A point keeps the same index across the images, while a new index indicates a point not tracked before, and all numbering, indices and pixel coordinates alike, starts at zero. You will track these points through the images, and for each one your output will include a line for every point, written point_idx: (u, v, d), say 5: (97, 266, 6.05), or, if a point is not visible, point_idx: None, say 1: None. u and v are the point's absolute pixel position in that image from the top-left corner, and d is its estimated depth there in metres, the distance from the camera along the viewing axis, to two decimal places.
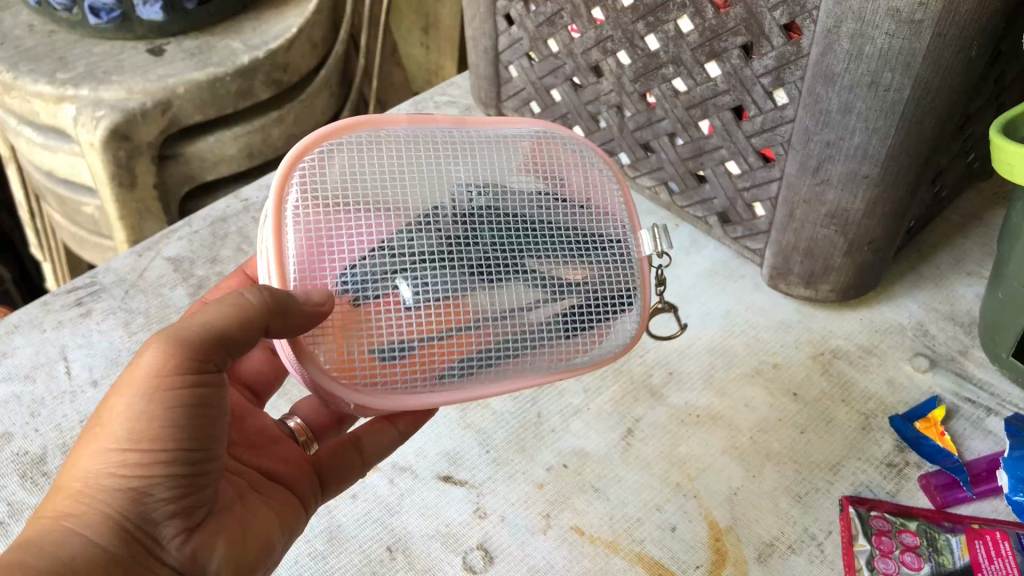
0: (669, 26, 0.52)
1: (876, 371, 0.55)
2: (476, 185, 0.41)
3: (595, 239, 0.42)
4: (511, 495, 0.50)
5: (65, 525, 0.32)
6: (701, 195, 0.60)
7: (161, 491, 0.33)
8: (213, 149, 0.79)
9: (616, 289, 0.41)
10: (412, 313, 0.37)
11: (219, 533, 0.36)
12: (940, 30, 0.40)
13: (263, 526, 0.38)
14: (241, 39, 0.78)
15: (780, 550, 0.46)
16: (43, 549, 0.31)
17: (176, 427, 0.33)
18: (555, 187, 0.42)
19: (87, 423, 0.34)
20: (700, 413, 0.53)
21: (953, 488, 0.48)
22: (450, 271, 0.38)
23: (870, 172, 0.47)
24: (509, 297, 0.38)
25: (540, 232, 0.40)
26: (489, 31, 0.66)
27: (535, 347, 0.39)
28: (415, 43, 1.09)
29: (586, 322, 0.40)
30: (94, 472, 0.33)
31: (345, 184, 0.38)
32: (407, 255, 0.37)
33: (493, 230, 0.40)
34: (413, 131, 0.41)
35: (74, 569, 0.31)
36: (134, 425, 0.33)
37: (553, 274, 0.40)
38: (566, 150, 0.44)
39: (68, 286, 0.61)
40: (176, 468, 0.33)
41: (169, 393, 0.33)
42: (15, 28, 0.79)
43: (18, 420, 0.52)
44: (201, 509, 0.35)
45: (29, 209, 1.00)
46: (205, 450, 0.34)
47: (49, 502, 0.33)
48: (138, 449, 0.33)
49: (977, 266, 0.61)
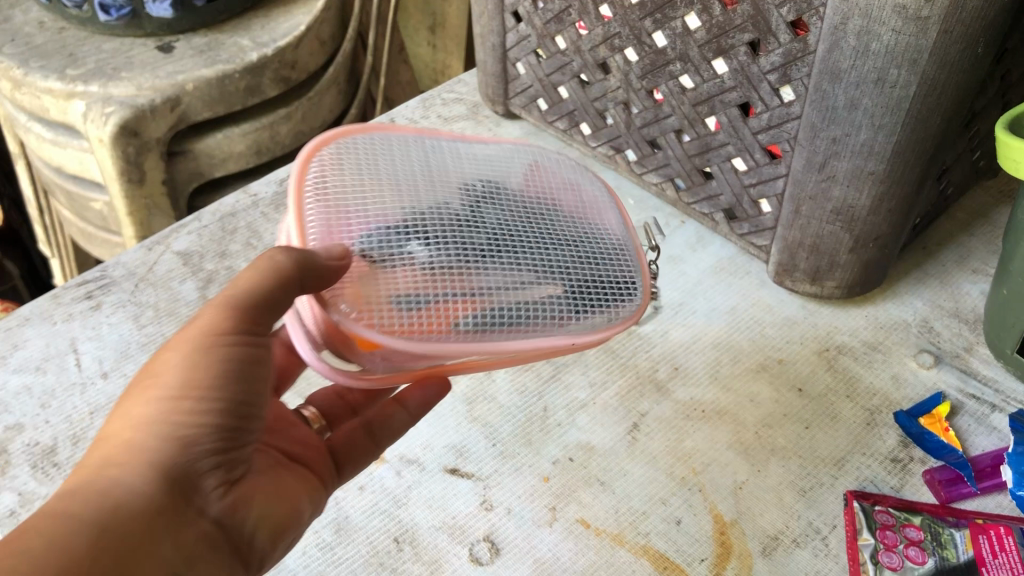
0: (677, 23, 0.52)
1: (880, 367, 0.55)
2: (479, 184, 0.42)
3: (592, 237, 0.43)
4: (517, 487, 0.50)
5: (111, 474, 0.33)
6: (708, 192, 0.60)
7: (207, 443, 0.34)
8: (222, 146, 0.80)
9: (617, 277, 0.42)
10: (427, 271, 0.37)
11: (253, 493, 0.37)
12: (947, 27, 0.40)
13: (295, 493, 0.40)
14: (250, 36, 0.79)
15: (785, 543, 0.47)
16: (90, 497, 0.32)
17: (227, 381, 0.35)
18: (550, 195, 0.44)
19: (138, 376, 0.35)
20: (706, 407, 0.53)
21: (957, 483, 0.48)
22: (460, 242, 0.38)
23: (876, 169, 0.48)
24: (517, 268, 0.39)
25: (538, 223, 0.42)
26: (496, 28, 0.67)
27: (546, 315, 0.39)
28: (422, 42, 1.09)
29: (593, 300, 0.40)
30: (143, 423, 0.34)
31: (357, 169, 0.39)
32: (419, 224, 0.38)
33: (497, 217, 0.41)
34: (417, 140, 0.44)
35: (122, 514, 0.32)
36: (188, 376, 0.34)
37: (556, 257, 0.41)
38: (556, 166, 0.47)
39: (78, 280, 0.61)
40: (223, 421, 0.35)
41: (222, 350, 0.35)
42: (25, 25, 0.80)
43: (29, 411, 0.53)
44: (239, 467, 0.37)
45: (37, 205, 1.01)
46: (250, 407, 0.36)
47: (96, 451, 0.34)
48: (188, 399, 0.34)
49: (982, 264, 0.61)
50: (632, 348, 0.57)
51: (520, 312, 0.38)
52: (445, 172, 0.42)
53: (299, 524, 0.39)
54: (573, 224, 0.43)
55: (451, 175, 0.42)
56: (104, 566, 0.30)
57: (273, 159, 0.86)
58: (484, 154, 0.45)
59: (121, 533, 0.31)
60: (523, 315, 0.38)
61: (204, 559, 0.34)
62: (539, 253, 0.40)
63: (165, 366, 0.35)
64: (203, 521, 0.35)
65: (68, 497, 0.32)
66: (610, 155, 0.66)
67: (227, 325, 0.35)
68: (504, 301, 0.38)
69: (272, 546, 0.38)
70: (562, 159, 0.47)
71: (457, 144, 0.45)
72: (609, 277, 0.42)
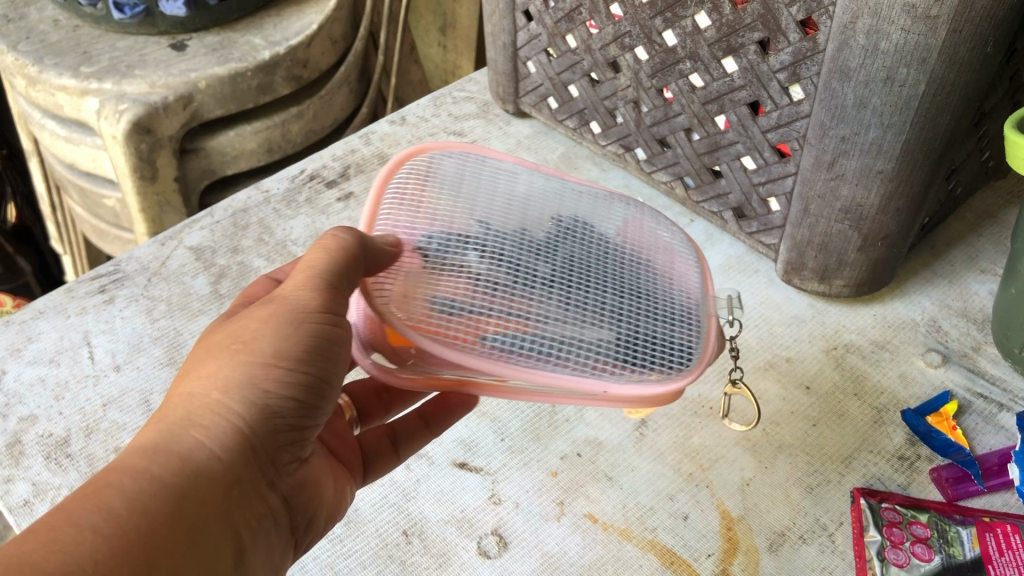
0: (687, 22, 0.52)
1: (888, 366, 0.55)
2: (564, 219, 0.44)
3: (665, 296, 0.42)
4: (525, 482, 0.50)
5: (192, 435, 0.33)
6: (717, 190, 0.60)
7: (286, 418, 0.35)
8: (234, 144, 0.80)
9: (676, 342, 0.40)
10: (474, 285, 0.39)
11: (311, 473, 0.39)
12: (956, 25, 0.40)
13: (338, 481, 0.42)
14: (262, 35, 0.79)
15: (791, 539, 0.47)
16: (172, 458, 0.32)
17: (314, 358, 0.35)
18: (639, 249, 0.44)
19: (224, 338, 0.36)
20: (713, 405, 0.54)
21: (964, 481, 0.48)
22: (516, 265, 0.40)
23: (884, 167, 0.48)
24: (566, 302, 0.40)
25: (603, 259, 0.43)
26: (507, 26, 0.67)
27: (582, 354, 0.38)
28: (432, 43, 1.10)
29: (639, 354, 0.39)
30: (229, 388, 0.34)
31: (442, 185, 0.43)
32: (480, 241, 0.41)
33: (563, 249, 0.42)
34: (524, 170, 0.46)
35: (200, 480, 0.32)
36: (280, 347, 0.35)
37: (614, 301, 0.41)
38: (651, 212, 0.47)
39: (91, 274, 0.62)
40: (302, 398, 0.36)
41: (314, 326, 0.35)
42: (40, 23, 0.80)
43: (43, 403, 0.54)
44: (307, 445, 0.38)
45: (50, 202, 1.01)
46: (327, 387, 0.37)
47: (175, 406, 0.34)
48: (275, 370, 0.35)
49: (990, 264, 0.61)
50: None
51: (552, 345, 0.38)
52: (532, 203, 0.44)
53: (340, 509, 0.42)
54: (641, 271, 0.43)
55: (537, 208, 0.44)
56: (181, 530, 0.31)
57: (284, 157, 0.87)
58: (587, 194, 0.46)
59: (199, 499, 0.32)
60: (553, 346, 0.38)
61: (264, 531, 0.36)
62: (591, 291, 0.41)
63: (254, 333, 0.35)
64: (270, 494, 0.36)
65: (150, 455, 0.32)
66: (620, 153, 0.66)
67: (319, 301, 0.36)
68: (538, 326, 0.39)
69: (318, 526, 0.40)
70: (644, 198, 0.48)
71: (562, 182, 0.46)
72: (664, 335, 0.40)
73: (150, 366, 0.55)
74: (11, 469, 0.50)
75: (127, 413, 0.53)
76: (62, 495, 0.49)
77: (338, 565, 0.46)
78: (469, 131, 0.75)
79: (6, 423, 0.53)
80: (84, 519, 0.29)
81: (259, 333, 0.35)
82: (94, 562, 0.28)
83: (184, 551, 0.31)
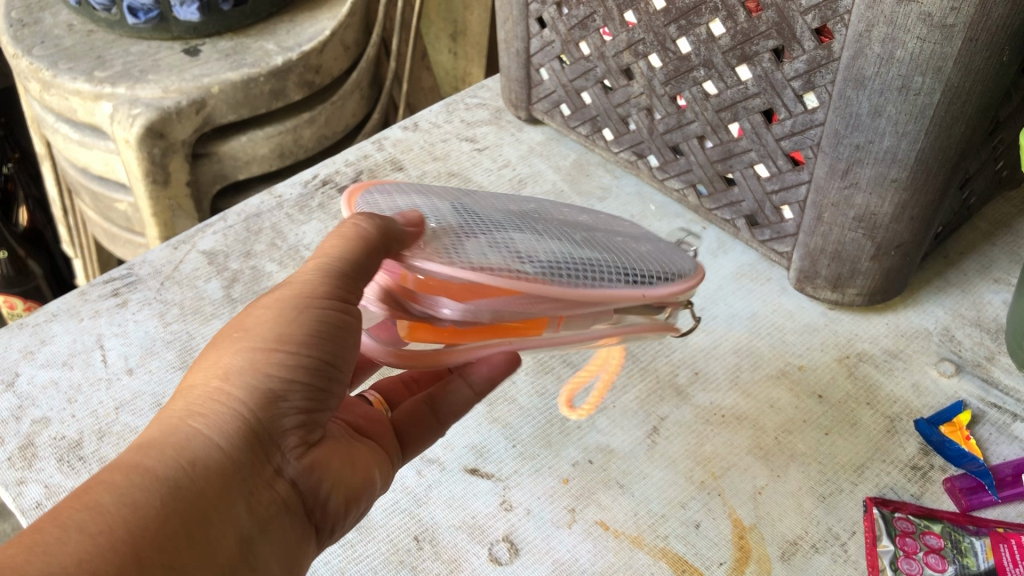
0: (701, 29, 0.52)
1: (902, 375, 0.55)
2: (513, 203, 0.44)
3: (624, 237, 0.45)
4: (536, 489, 0.50)
5: (192, 426, 0.33)
6: (730, 198, 0.60)
7: (293, 401, 0.35)
8: (246, 149, 0.80)
9: (661, 262, 0.43)
10: (487, 231, 0.37)
11: (332, 461, 0.37)
12: (972, 34, 0.40)
13: (364, 462, 0.39)
14: (275, 41, 0.79)
15: (803, 549, 0.47)
16: (166, 450, 0.32)
17: (318, 341, 0.35)
18: (579, 216, 0.47)
19: (227, 329, 0.36)
20: (725, 413, 0.54)
21: (977, 491, 0.48)
22: (509, 221, 0.39)
23: (898, 176, 0.48)
24: (569, 241, 0.40)
25: (566, 220, 0.44)
26: (521, 33, 0.67)
27: (608, 271, 0.39)
28: (443, 50, 1.10)
29: (643, 268, 0.41)
30: (229, 375, 0.34)
31: (396, 194, 0.41)
32: (465, 212, 0.39)
33: (531, 214, 0.43)
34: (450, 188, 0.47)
35: (197, 468, 0.32)
36: (280, 329, 0.35)
37: (599, 240, 0.42)
38: (583, 211, 0.48)
39: (104, 278, 0.62)
40: (309, 381, 0.35)
41: (317, 309, 0.35)
42: (55, 27, 0.81)
43: (56, 405, 0.54)
44: (318, 430, 0.37)
45: (62, 206, 1.02)
46: (336, 370, 0.36)
47: (178, 401, 0.35)
48: (276, 354, 0.35)
49: (1004, 273, 0.61)
50: (652, 353, 0.58)
51: (582, 267, 0.38)
52: (477, 196, 0.44)
53: (370, 492, 0.39)
54: (598, 227, 0.45)
55: (487, 200, 0.43)
56: (177, 524, 0.30)
57: (296, 161, 0.87)
58: (519, 199, 0.47)
59: (196, 490, 0.31)
60: (585, 267, 0.38)
61: (276, 522, 0.34)
62: (581, 237, 0.41)
63: (256, 321, 0.35)
64: (278, 481, 0.35)
65: (145, 450, 0.32)
66: (632, 160, 0.67)
67: (322, 286, 0.35)
68: (565, 256, 0.38)
69: (344, 513, 0.38)
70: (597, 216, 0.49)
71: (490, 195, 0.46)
72: (652, 258, 0.43)
73: (162, 370, 0.55)
74: (24, 471, 0.50)
75: (139, 416, 0.53)
76: None
77: (348, 570, 0.46)
78: (481, 137, 0.75)
79: (19, 426, 0.53)
80: (71, 519, 0.28)
81: (262, 321, 0.35)
82: (76, 563, 0.27)
83: (179, 545, 0.30)
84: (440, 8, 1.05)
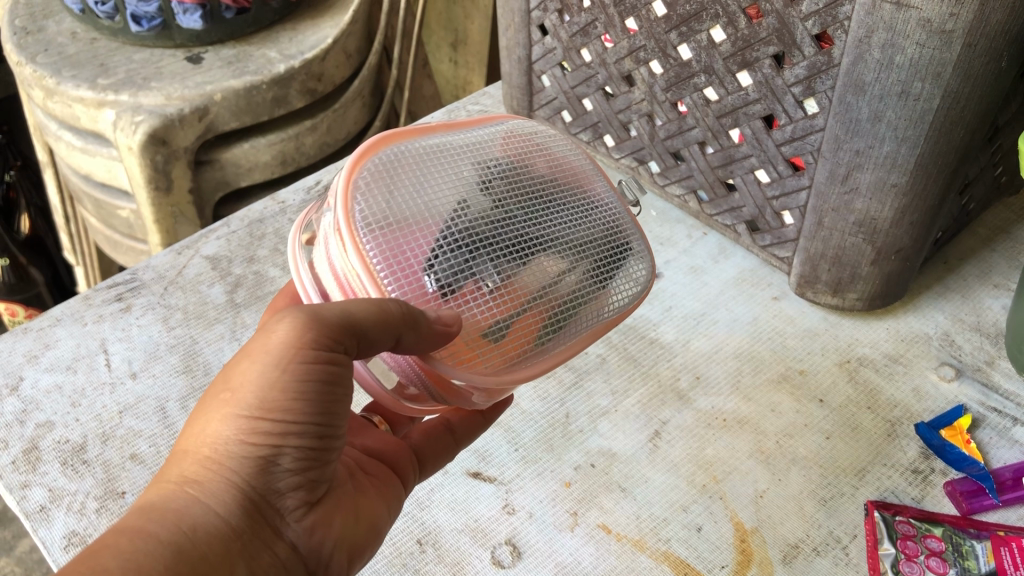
0: (702, 35, 0.53)
1: (902, 380, 0.55)
2: (497, 168, 0.39)
3: (597, 195, 0.42)
4: (539, 492, 0.50)
5: (189, 492, 0.33)
6: (730, 204, 0.61)
7: (284, 467, 0.33)
8: (248, 156, 0.81)
9: (630, 236, 0.41)
10: (498, 294, 0.35)
11: (331, 517, 0.36)
12: (971, 40, 0.41)
13: (372, 505, 0.39)
14: (277, 48, 0.80)
15: (805, 552, 0.47)
16: (168, 516, 0.32)
17: (308, 403, 0.33)
18: (548, 156, 0.42)
19: (216, 386, 0.34)
20: (727, 417, 0.54)
21: (978, 495, 0.48)
22: (514, 249, 0.36)
23: (898, 181, 0.48)
24: (564, 266, 0.37)
25: (550, 188, 0.40)
26: (522, 40, 0.68)
27: (599, 300, 0.38)
28: (444, 59, 1.11)
29: (623, 264, 0.40)
30: (219, 443, 0.33)
31: (391, 198, 0.36)
32: (474, 239, 0.35)
33: (525, 202, 0.39)
34: (424, 136, 0.40)
35: (195, 539, 0.31)
36: (266, 393, 0.33)
37: (591, 225, 0.39)
38: (549, 138, 0.43)
39: (108, 283, 0.62)
40: (300, 445, 0.33)
41: (304, 365, 0.33)
42: (58, 35, 0.81)
43: (60, 409, 0.54)
44: (318, 487, 0.36)
45: (64, 213, 1.02)
46: (330, 429, 0.34)
47: (174, 464, 0.34)
48: (263, 423, 0.33)
49: (1004, 278, 0.61)
50: (653, 357, 0.58)
51: (583, 309, 0.38)
52: (465, 166, 0.39)
53: (375, 539, 0.39)
54: (575, 185, 0.41)
55: (474, 170, 0.39)
56: None
57: (298, 169, 0.87)
58: (495, 142, 0.41)
59: (196, 555, 0.31)
60: (586, 308, 0.38)
61: None
62: (581, 232, 0.39)
63: (242, 381, 0.33)
64: (276, 545, 0.34)
65: (148, 513, 0.32)
66: (633, 166, 0.67)
67: (311, 338, 0.32)
68: (576, 295, 0.37)
69: (346, 565, 0.38)
70: (563, 144, 0.43)
71: (465, 140, 0.41)
72: (628, 230, 0.41)
73: (166, 375, 0.56)
74: (28, 475, 0.50)
75: (143, 420, 0.53)
76: (78, 502, 0.49)
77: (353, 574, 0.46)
78: None
79: (23, 430, 0.53)
80: None
81: (247, 382, 0.33)
82: None
83: None
84: (440, 17, 1.06)
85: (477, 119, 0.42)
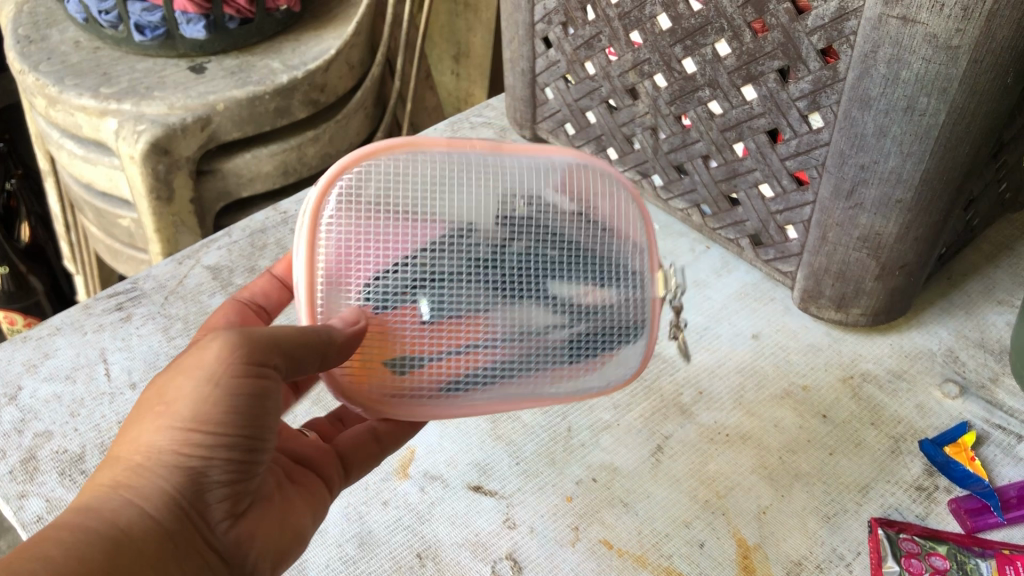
0: (707, 49, 0.53)
1: (905, 396, 0.55)
2: (501, 205, 0.40)
3: (609, 272, 0.41)
4: (540, 507, 0.50)
5: (122, 496, 0.32)
6: (733, 218, 0.61)
7: (214, 478, 0.33)
8: (249, 166, 0.81)
9: (606, 330, 0.41)
10: (427, 332, 0.38)
11: (257, 529, 0.36)
12: (977, 56, 0.40)
13: (298, 516, 0.39)
14: (280, 59, 0.80)
15: (808, 569, 0.46)
16: (102, 516, 0.31)
17: (239, 416, 0.33)
18: (584, 211, 0.41)
19: (150, 398, 0.34)
20: (730, 432, 0.53)
21: (983, 513, 0.47)
22: (461, 296, 0.38)
23: (903, 197, 0.48)
24: (505, 331, 0.39)
25: (551, 240, 0.40)
26: (526, 53, 0.68)
27: (527, 374, 0.40)
28: (446, 71, 1.11)
29: (573, 354, 0.41)
30: (152, 452, 0.33)
31: (376, 206, 0.38)
32: (425, 273, 0.38)
33: (508, 250, 0.39)
34: (451, 152, 0.40)
35: (130, 540, 0.31)
36: (199, 407, 0.32)
37: (566, 300, 0.40)
38: (603, 184, 0.42)
39: (110, 292, 0.62)
40: (231, 457, 0.33)
41: (235, 380, 0.33)
42: (61, 44, 0.81)
43: (58, 419, 0.53)
44: (245, 499, 0.35)
45: (64, 222, 1.02)
46: (257, 443, 0.34)
47: (104, 471, 0.33)
48: (195, 435, 0.33)
49: (1008, 295, 0.61)
50: (655, 371, 0.58)
51: (505, 374, 0.40)
52: (468, 194, 0.39)
53: (299, 548, 0.39)
54: (584, 243, 0.41)
55: (478, 202, 0.39)
56: None
57: (299, 180, 0.87)
58: (526, 178, 0.41)
59: (131, 556, 0.31)
60: (508, 373, 0.40)
61: None
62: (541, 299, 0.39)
63: (175, 394, 0.33)
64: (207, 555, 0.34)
65: (82, 514, 0.31)
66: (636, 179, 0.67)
67: (240, 355, 0.33)
68: (501, 361, 0.40)
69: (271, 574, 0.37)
70: (612, 202, 0.42)
71: (495, 164, 0.41)
72: (609, 319, 0.41)
73: None
74: (25, 485, 0.50)
75: None
76: None
77: None
78: None
79: (21, 439, 0.52)
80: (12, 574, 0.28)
81: (179, 394, 0.33)
82: None
83: None
84: (443, 29, 1.06)
85: (535, 149, 0.42)
